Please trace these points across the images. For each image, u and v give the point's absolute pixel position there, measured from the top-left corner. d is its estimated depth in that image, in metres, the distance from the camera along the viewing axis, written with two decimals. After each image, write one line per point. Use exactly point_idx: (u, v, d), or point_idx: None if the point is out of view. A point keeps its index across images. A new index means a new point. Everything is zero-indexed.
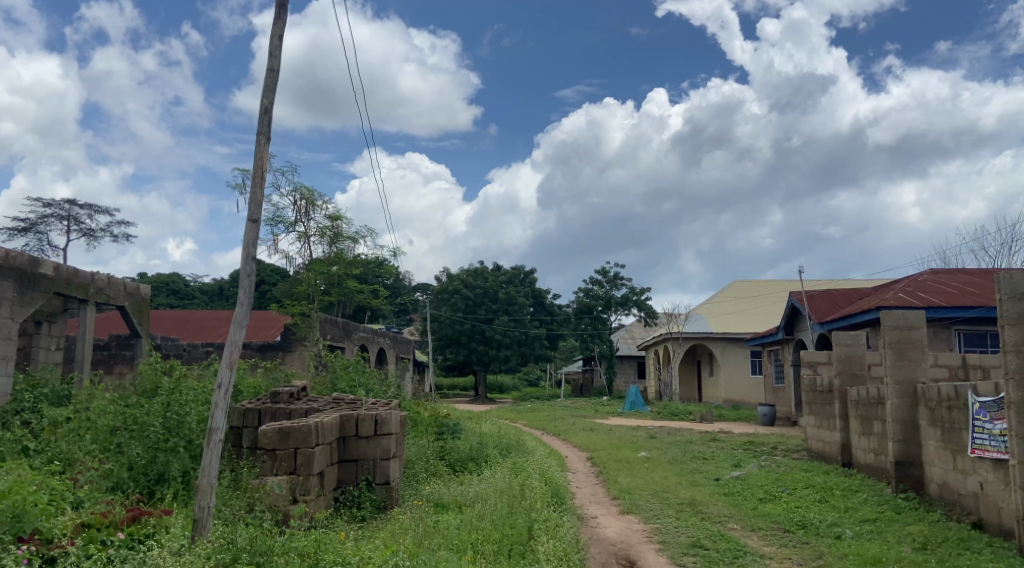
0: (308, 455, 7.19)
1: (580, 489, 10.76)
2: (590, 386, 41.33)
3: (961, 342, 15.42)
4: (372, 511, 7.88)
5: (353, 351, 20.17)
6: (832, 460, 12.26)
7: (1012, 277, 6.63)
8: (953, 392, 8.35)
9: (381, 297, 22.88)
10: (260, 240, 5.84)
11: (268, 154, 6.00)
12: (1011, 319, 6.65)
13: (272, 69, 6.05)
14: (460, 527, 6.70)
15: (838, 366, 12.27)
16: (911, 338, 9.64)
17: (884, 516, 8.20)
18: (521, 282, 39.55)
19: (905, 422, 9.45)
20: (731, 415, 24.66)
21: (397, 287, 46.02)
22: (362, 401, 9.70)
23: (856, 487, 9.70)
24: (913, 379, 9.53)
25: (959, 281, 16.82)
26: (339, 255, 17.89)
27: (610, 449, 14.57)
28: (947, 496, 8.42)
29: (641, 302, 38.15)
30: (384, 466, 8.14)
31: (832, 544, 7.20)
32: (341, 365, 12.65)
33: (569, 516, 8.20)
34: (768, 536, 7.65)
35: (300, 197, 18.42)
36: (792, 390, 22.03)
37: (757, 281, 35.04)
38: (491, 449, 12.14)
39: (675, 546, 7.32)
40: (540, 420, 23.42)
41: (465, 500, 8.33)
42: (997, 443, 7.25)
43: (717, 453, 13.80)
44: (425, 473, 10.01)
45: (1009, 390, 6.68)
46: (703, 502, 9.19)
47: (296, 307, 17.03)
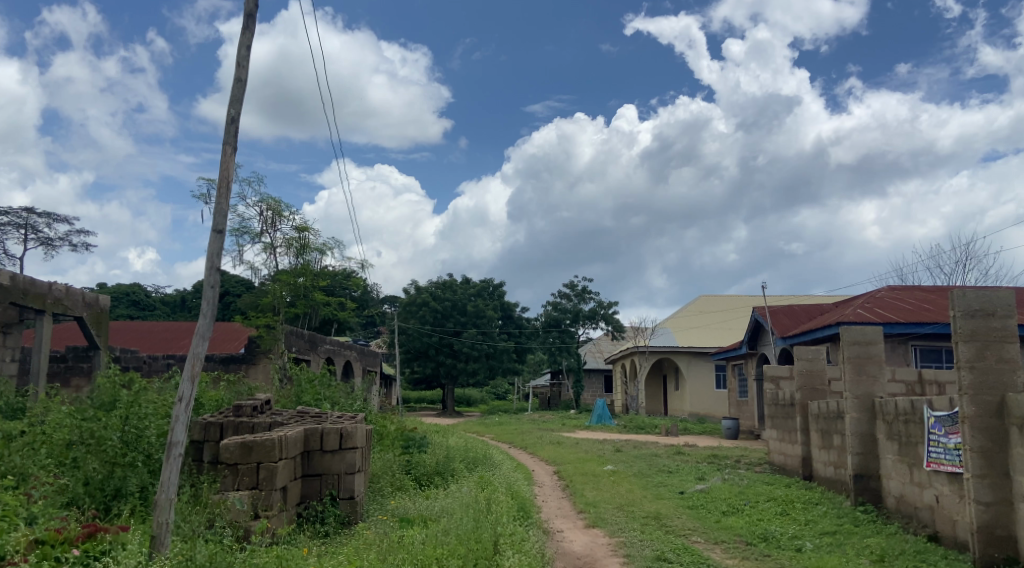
0: (270, 470, 7.09)
1: (547, 502, 10.81)
2: (558, 399, 41.46)
3: (918, 357, 15.79)
4: (336, 527, 7.83)
5: (320, 364, 19.99)
6: (794, 473, 12.47)
7: (966, 294, 6.88)
8: (909, 407, 8.55)
9: (349, 309, 22.79)
10: (225, 251, 5.78)
11: (234, 165, 5.95)
12: (964, 335, 6.85)
13: (239, 80, 6.02)
14: (425, 543, 6.63)
15: (800, 380, 12.47)
16: (869, 353, 9.87)
17: (844, 529, 8.32)
18: (490, 295, 39.52)
19: (864, 436, 9.63)
20: (696, 428, 24.95)
21: (364, 299, 45.72)
22: (328, 414, 9.62)
23: (816, 500, 9.88)
24: (870, 394, 9.72)
25: (916, 298, 17.26)
26: (304, 267, 17.73)
27: (577, 463, 14.63)
28: (904, 509, 8.60)
29: (609, 316, 38.39)
30: (349, 481, 8.05)
31: (793, 557, 7.31)
32: (307, 378, 12.48)
33: (535, 531, 8.20)
34: (731, 549, 7.73)
35: (267, 207, 18.29)
36: (755, 404, 22.36)
37: (723, 297, 35.54)
38: (458, 463, 12.11)
39: (640, 559, 7.34)
40: (508, 433, 23.45)
41: (431, 515, 8.28)
42: (951, 456, 7.43)
43: (682, 466, 13.93)
44: (390, 487, 9.93)
45: (962, 406, 6.80)
46: (668, 515, 9.27)
47: (261, 320, 16.82)
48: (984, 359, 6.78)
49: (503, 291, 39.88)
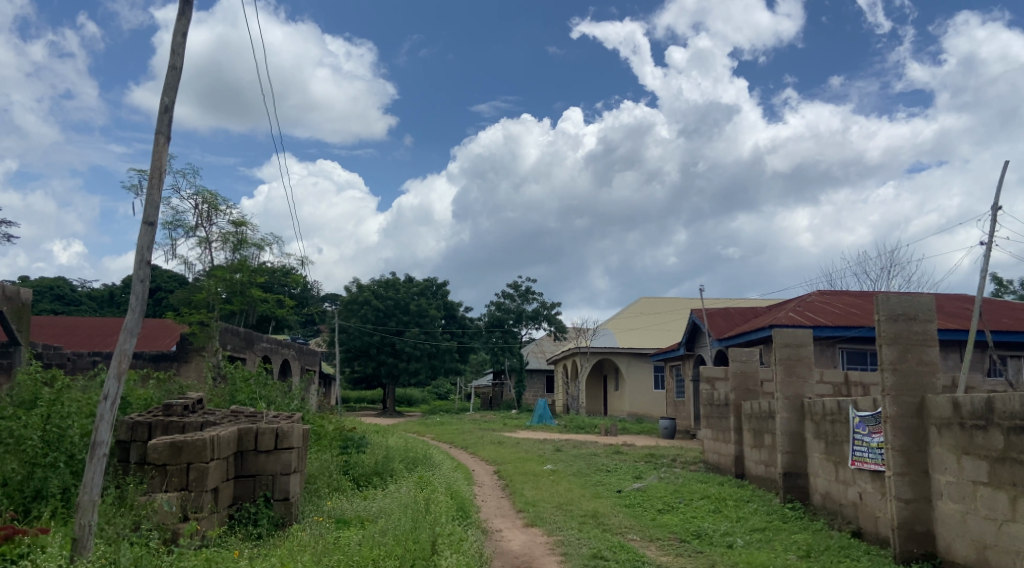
0: (201, 470, 6.89)
1: (486, 502, 10.80)
2: (500, 399, 41.54)
3: (844, 359, 16.40)
4: (269, 529, 7.66)
5: (256, 362, 19.56)
6: (726, 472, 12.80)
7: (889, 298, 7.20)
8: (836, 407, 8.85)
9: (287, 307, 22.38)
10: (155, 245, 5.60)
11: (168, 156, 5.76)
12: (888, 338, 7.13)
13: (174, 67, 5.84)
14: (361, 544, 6.56)
15: (734, 381, 12.80)
16: (800, 355, 10.20)
17: (772, 526, 8.58)
18: (433, 294, 39.33)
19: (793, 435, 9.95)
20: (634, 427, 25.33)
21: (304, 297, 44.93)
22: (262, 414, 9.41)
23: (746, 497, 10.17)
24: (800, 395, 10.04)
25: (844, 302, 17.91)
26: (241, 262, 17.31)
27: (517, 462, 14.69)
28: (829, 505, 8.90)
29: (551, 316, 38.62)
30: (284, 482, 7.89)
31: (724, 553, 7.48)
32: (242, 377, 12.19)
33: (474, 531, 8.19)
34: (665, 546, 7.87)
35: (202, 201, 17.78)
36: (692, 404, 22.83)
37: (662, 299, 36.22)
38: (397, 464, 11.99)
39: (577, 558, 7.40)
40: (448, 433, 23.34)
41: (368, 516, 8.18)
42: (874, 455, 7.72)
43: (620, 465, 14.13)
44: (327, 488, 9.76)
45: (885, 406, 7.07)
46: (605, 514, 9.37)
47: (194, 317, 16.32)
48: (905, 361, 7.07)
49: (447, 290, 39.74)
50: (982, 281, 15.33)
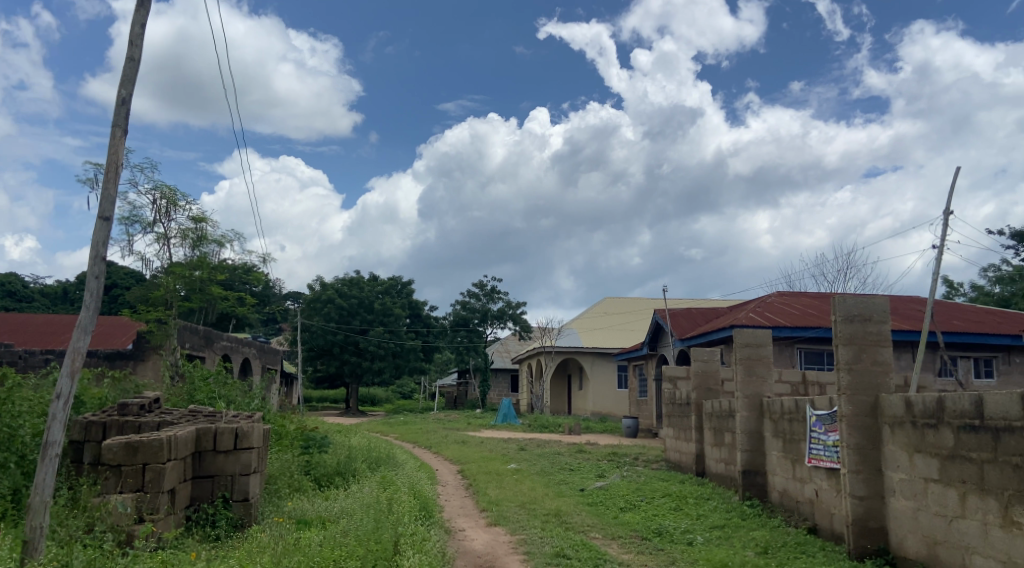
0: (157, 471, 6.75)
1: (450, 502, 10.77)
2: (464, 398, 41.48)
3: (802, 359, 16.72)
4: (228, 530, 7.54)
5: (215, 361, 19.23)
6: (687, 470, 12.97)
7: (845, 300, 7.37)
8: (793, 406, 9.02)
9: (248, 304, 22.06)
10: (111, 240, 5.47)
11: (125, 150, 5.63)
12: (844, 338, 7.30)
13: (132, 59, 5.71)
14: (322, 545, 6.50)
15: (695, 380, 12.98)
16: (759, 354, 10.37)
17: (731, 523, 8.72)
18: (397, 293, 39.11)
19: (752, 433, 10.12)
20: (598, 427, 25.49)
21: (265, 295, 44.28)
22: (222, 414, 9.25)
23: (707, 495, 10.33)
24: (759, 394, 10.21)
25: (802, 303, 18.27)
26: (200, 259, 17.01)
27: (480, 462, 14.69)
28: (787, 503, 9.08)
29: (516, 316, 38.66)
30: (243, 482, 7.78)
31: (684, 550, 7.58)
32: (200, 375, 11.98)
33: (437, 530, 8.15)
34: (627, 544, 7.94)
35: (160, 196, 17.43)
36: (654, 404, 23.09)
37: (626, 299, 36.53)
38: (359, 463, 11.91)
39: (540, 556, 7.43)
40: (412, 432, 23.22)
41: (330, 516, 8.11)
42: (830, 452, 7.89)
43: (583, 464, 14.21)
44: (288, 489, 9.65)
45: (841, 405, 7.23)
46: (568, 512, 9.42)
47: (151, 314, 15.98)
48: (861, 361, 7.23)
49: (411, 289, 39.56)
50: (935, 283, 15.76)
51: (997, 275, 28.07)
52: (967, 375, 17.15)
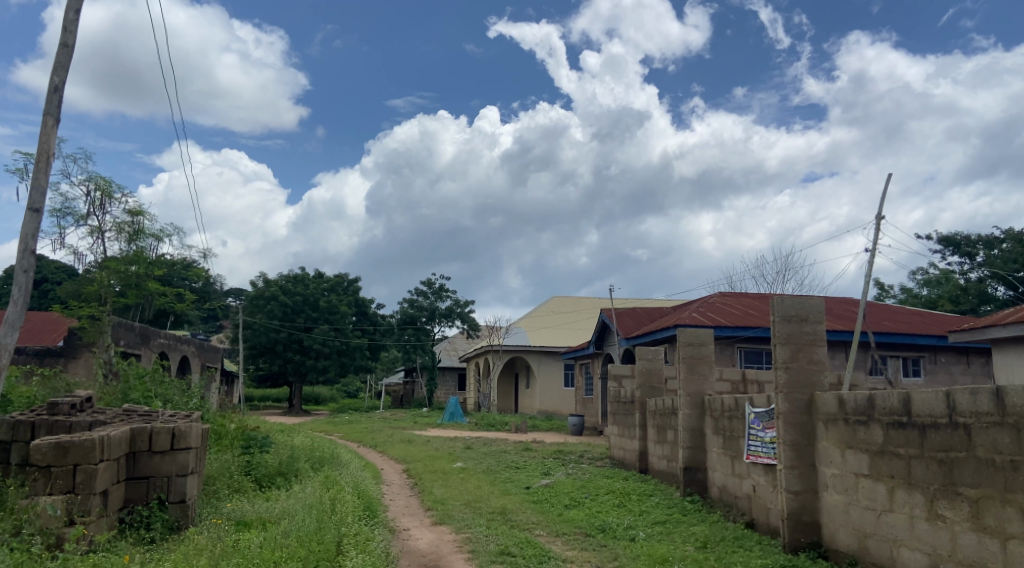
0: (89, 472, 6.52)
1: (394, 501, 10.67)
2: (410, 397, 41.24)
3: (742, 358, 17.14)
4: (163, 533, 7.34)
5: (151, 359, 18.66)
6: (631, 467, 13.17)
7: (783, 301, 7.58)
8: (733, 404, 9.25)
9: (187, 301, 21.46)
10: (41, 232, 5.26)
11: (57, 138, 5.44)
12: (782, 338, 7.52)
13: (65, 45, 5.53)
14: (263, 546, 6.39)
15: (639, 379, 13.17)
16: (702, 353, 10.60)
17: (672, 518, 8.88)
18: (343, 290, 38.63)
19: (693, 431, 10.33)
20: (544, 425, 25.62)
21: (205, 291, 43.19)
22: (158, 414, 8.98)
23: (649, 492, 10.50)
24: (701, 392, 10.43)
25: (742, 304, 18.74)
26: (137, 254, 16.47)
27: (426, 460, 14.63)
28: (725, 498, 9.30)
29: (464, 314, 38.55)
30: (180, 483, 7.58)
31: (627, 546, 7.69)
32: (136, 374, 11.62)
33: (381, 530, 8.08)
34: (571, 541, 8.01)
35: (94, 187, 16.81)
36: (599, 402, 23.36)
37: (573, 298, 36.85)
38: (302, 463, 11.72)
39: (485, 554, 7.43)
40: (357, 432, 22.94)
41: (271, 517, 7.98)
42: (767, 448, 8.11)
43: (529, 462, 14.27)
44: (227, 490, 9.44)
45: (778, 402, 7.44)
46: (513, 510, 9.46)
47: (84, 310, 15.39)
48: (797, 360, 7.45)
49: (358, 286, 39.13)
50: (867, 285, 16.35)
51: (925, 278, 29.28)
52: (896, 373, 17.85)
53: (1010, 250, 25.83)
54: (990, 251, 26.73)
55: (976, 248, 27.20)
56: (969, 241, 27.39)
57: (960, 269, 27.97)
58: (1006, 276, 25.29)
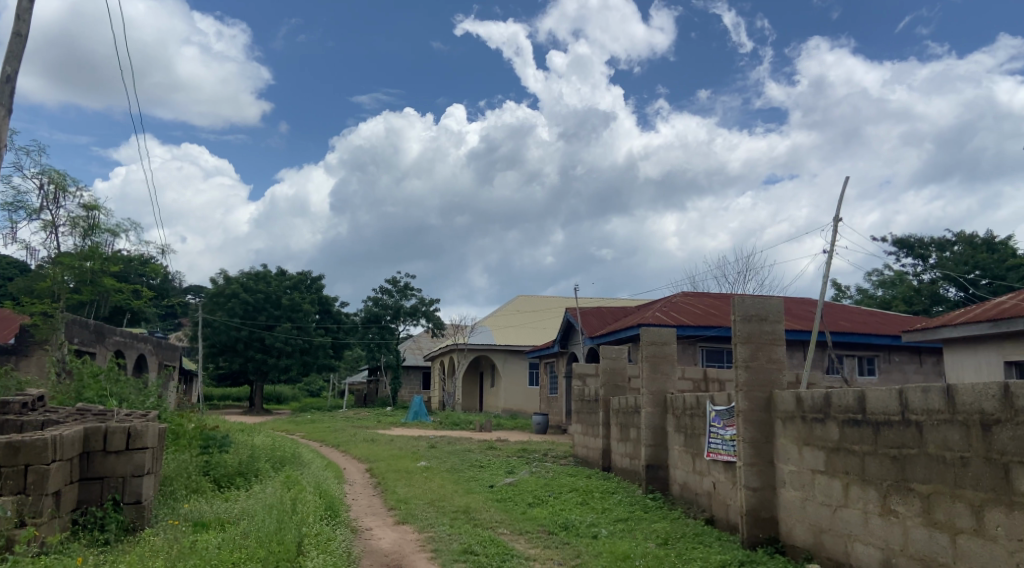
0: (41, 473, 6.36)
1: (356, 501, 10.58)
2: (374, 396, 40.99)
3: (704, 357, 17.38)
4: (118, 534, 7.18)
5: (107, 357, 18.23)
6: (594, 464, 13.26)
7: (744, 300, 7.70)
8: (695, 402, 9.36)
9: (144, 298, 21.02)
10: None
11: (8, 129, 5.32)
12: (742, 337, 7.64)
13: (17, 34, 5.41)
14: (220, 547, 6.29)
15: (604, 377, 13.26)
16: (664, 352, 10.71)
17: (634, 515, 8.97)
18: (306, 288, 38.23)
19: (656, 428, 10.44)
20: (508, 424, 25.67)
21: (163, 288, 42.33)
22: (113, 413, 8.78)
23: (612, 489, 10.58)
24: (663, 390, 10.55)
25: (704, 303, 18.98)
26: (92, 250, 16.07)
27: (389, 459, 14.56)
28: (686, 495, 9.41)
29: (429, 313, 38.32)
30: (136, 484, 7.42)
31: (589, 543, 7.75)
32: (90, 372, 11.36)
33: (342, 530, 8.00)
34: (534, 539, 8.04)
35: (48, 181, 16.36)
36: (564, 400, 23.45)
37: (538, 297, 36.95)
38: (263, 463, 11.57)
39: (447, 554, 7.42)
40: (319, 431, 22.71)
41: (230, 517, 7.86)
42: (727, 446, 8.23)
43: (493, 461, 14.29)
44: (185, 490, 9.26)
45: (738, 400, 7.55)
46: (477, 509, 9.45)
47: (36, 307, 14.98)
48: (757, 359, 7.58)
49: (321, 284, 38.75)
50: (825, 285, 16.69)
51: (880, 278, 29.99)
52: (851, 372, 18.25)
53: (961, 252, 26.60)
54: (942, 253, 27.47)
55: (929, 250, 27.94)
56: (922, 243, 28.13)
57: (913, 271, 28.71)
58: (957, 277, 26.03)
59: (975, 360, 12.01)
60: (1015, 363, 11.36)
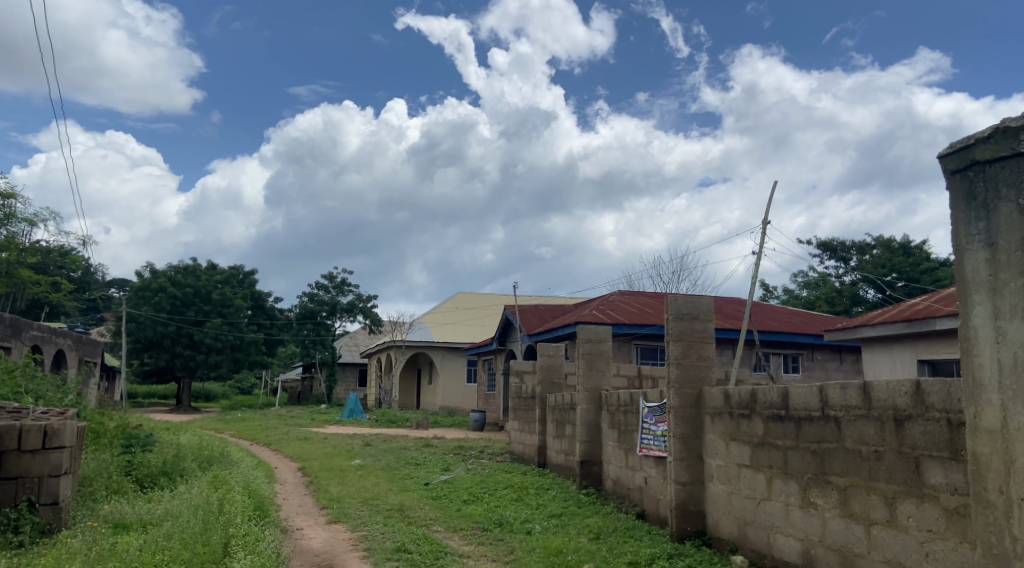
0: None
1: (287, 501, 10.36)
2: (309, 394, 40.32)
3: (638, 355, 17.69)
4: (33, 537, 6.85)
5: (22, 352, 17.38)
6: (530, 461, 13.36)
7: (677, 300, 7.87)
8: (628, 398, 9.53)
9: (64, 291, 20.10)
10: None
11: None
12: (674, 335, 7.81)
13: None
14: (143, 550, 6.08)
15: (540, 374, 13.34)
16: (600, 350, 10.86)
17: (568, 511, 9.08)
18: (238, 283, 37.28)
19: (590, 425, 10.58)
20: (445, 421, 25.59)
21: (85, 281, 40.60)
22: (28, 410, 8.37)
23: (546, 485, 10.68)
24: (598, 387, 10.70)
25: (640, 302, 19.32)
26: (8, 240, 15.27)
27: (323, 458, 14.32)
28: (619, 490, 9.58)
29: (366, 309, 37.82)
30: (52, 484, 7.11)
31: (523, 539, 7.80)
32: (4, 368, 10.80)
33: (271, 530, 7.84)
34: (468, 536, 8.05)
35: None
36: (501, 398, 23.54)
37: (475, 294, 36.94)
38: (189, 462, 11.23)
39: (380, 552, 7.36)
40: (251, 429, 22.17)
41: (153, 519, 7.60)
42: (658, 442, 8.41)
43: (429, 458, 14.25)
44: (105, 491, 8.91)
45: (670, 397, 7.71)
46: (411, 507, 9.40)
47: None
48: (688, 357, 7.76)
49: (254, 279, 37.87)
50: (754, 285, 17.19)
51: (805, 280, 31.07)
52: (777, 370, 18.88)
53: (880, 255, 27.80)
54: (862, 256, 28.63)
55: (850, 253, 29.09)
56: (844, 246, 29.26)
57: (835, 273, 29.85)
58: (876, 279, 27.19)
59: (891, 358, 12.58)
60: (927, 361, 11.95)
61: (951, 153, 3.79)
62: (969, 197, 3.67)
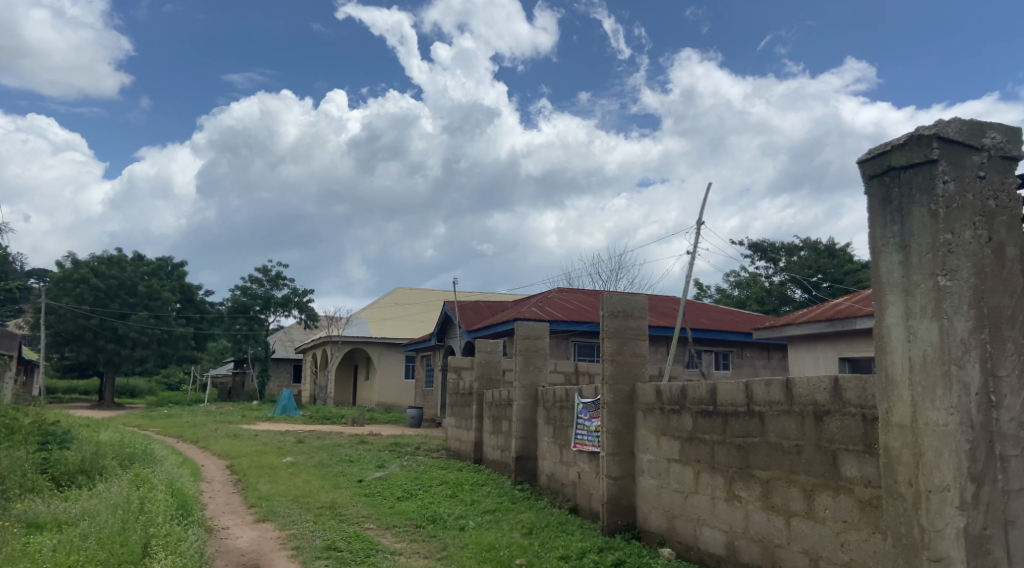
0: None
1: (214, 499, 10.08)
2: (240, 390, 39.31)
3: (575, 351, 17.88)
4: None
5: None
6: (466, 457, 13.35)
7: (613, 296, 7.97)
8: (564, 395, 9.61)
9: None
10: None
11: None
12: (609, 331, 7.91)
13: None
14: (55, 551, 5.81)
15: (478, 370, 13.33)
16: (537, 347, 10.91)
17: (501, 506, 9.10)
18: (167, 275, 36.06)
19: (527, 420, 10.63)
20: (381, 418, 25.33)
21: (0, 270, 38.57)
22: None
23: (481, 481, 10.69)
24: (535, 383, 10.75)
25: (578, 300, 19.51)
26: None
27: (253, 456, 13.99)
28: (553, 485, 9.65)
29: (302, 303, 37.12)
30: None
31: (456, 535, 7.78)
32: None
33: (195, 530, 7.59)
34: (400, 533, 7.98)
35: None
36: (438, 394, 23.43)
37: (414, 290, 36.68)
38: (109, 460, 10.80)
39: (309, 551, 7.23)
40: (178, 426, 21.48)
41: (69, 519, 7.30)
42: (591, 437, 8.51)
43: (363, 455, 14.07)
44: (18, 490, 8.51)
45: (604, 393, 7.81)
46: (343, 504, 9.27)
47: None
48: (621, 353, 7.88)
49: (184, 271, 36.69)
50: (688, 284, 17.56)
51: (736, 279, 31.90)
52: (708, 366, 19.34)
53: (807, 256, 28.76)
54: (790, 258, 29.56)
55: (780, 254, 30.00)
56: (773, 248, 30.15)
57: (765, 273, 30.74)
58: (803, 279, 28.11)
59: (816, 356, 13.02)
60: (848, 358, 12.42)
61: (868, 159, 3.93)
62: (885, 202, 3.83)
